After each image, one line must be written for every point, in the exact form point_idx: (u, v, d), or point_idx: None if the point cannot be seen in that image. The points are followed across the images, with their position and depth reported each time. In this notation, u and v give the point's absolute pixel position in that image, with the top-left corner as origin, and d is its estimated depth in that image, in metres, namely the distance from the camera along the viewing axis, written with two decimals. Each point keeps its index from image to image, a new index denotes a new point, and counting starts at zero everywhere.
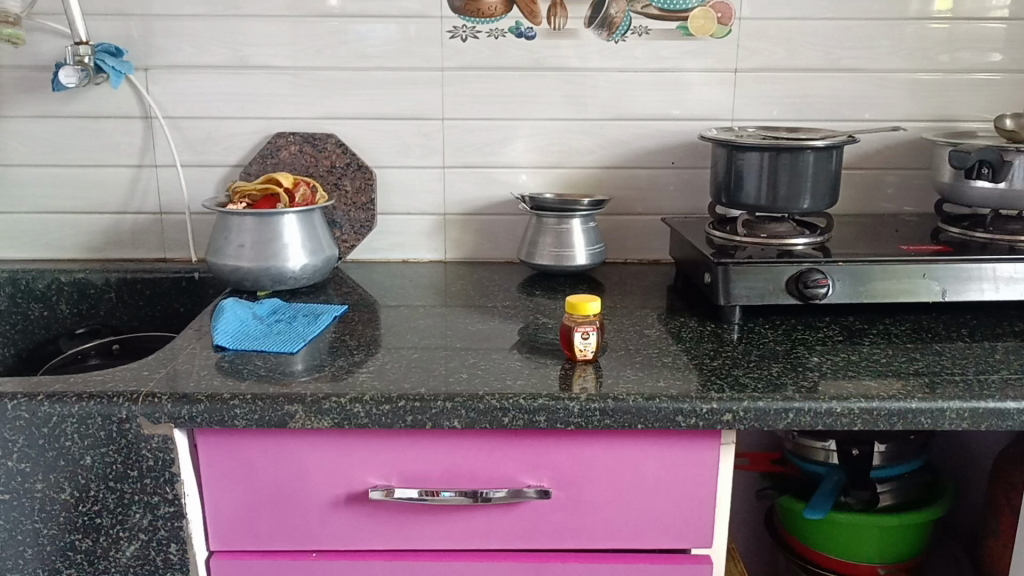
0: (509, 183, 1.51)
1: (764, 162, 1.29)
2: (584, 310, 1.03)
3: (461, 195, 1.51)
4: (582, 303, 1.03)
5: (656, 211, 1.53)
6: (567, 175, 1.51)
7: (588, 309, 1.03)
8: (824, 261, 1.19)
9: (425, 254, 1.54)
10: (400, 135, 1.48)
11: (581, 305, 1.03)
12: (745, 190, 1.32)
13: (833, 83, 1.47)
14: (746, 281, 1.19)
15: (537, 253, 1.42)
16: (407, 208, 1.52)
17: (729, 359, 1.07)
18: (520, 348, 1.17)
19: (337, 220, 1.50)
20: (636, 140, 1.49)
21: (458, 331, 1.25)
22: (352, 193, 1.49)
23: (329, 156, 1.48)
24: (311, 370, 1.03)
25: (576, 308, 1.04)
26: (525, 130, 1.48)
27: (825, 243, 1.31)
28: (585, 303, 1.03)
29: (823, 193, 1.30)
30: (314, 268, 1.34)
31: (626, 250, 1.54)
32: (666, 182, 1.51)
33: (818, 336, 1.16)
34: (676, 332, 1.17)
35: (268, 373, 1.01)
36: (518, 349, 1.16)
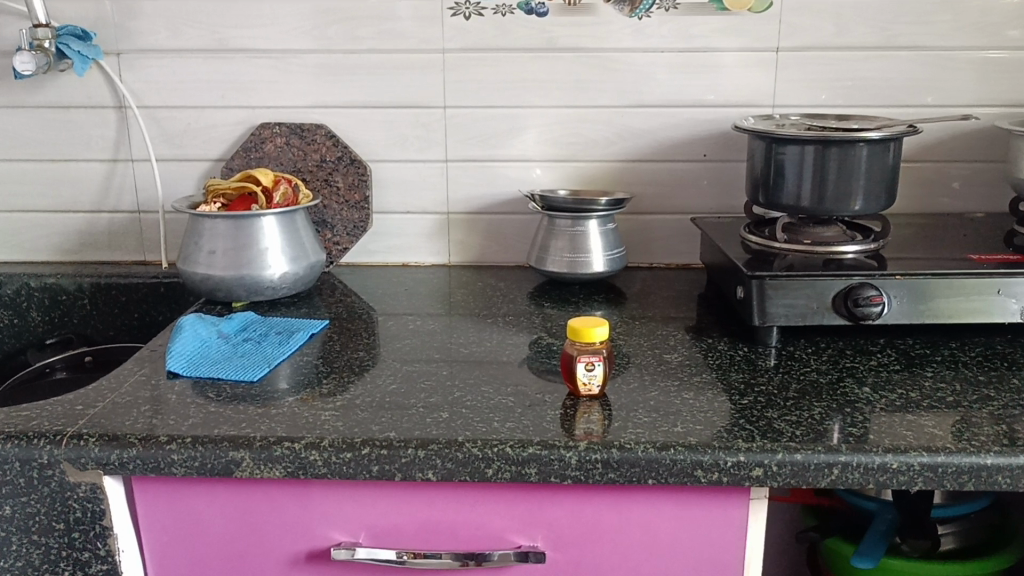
0: (519, 179, 1.35)
1: (809, 156, 1.11)
2: (588, 337, 0.87)
3: (466, 192, 1.36)
4: (585, 329, 0.87)
5: (686, 209, 1.35)
6: (584, 169, 1.34)
7: (593, 337, 0.87)
8: (878, 274, 1.02)
9: (427, 257, 1.40)
10: (396, 125, 1.32)
11: (585, 331, 0.87)
12: (786, 189, 1.14)
13: (890, 63, 1.28)
14: (785, 298, 1.01)
15: (548, 259, 1.26)
16: (406, 207, 1.37)
17: (762, 395, 0.90)
18: (530, 365, 1.02)
19: (326, 221, 1.35)
20: (663, 129, 1.32)
21: (458, 344, 1.10)
22: (343, 191, 1.34)
23: (318, 149, 1.33)
24: (296, 390, 0.92)
25: (579, 335, 0.87)
26: (536, 119, 1.32)
27: (880, 250, 1.13)
28: (589, 329, 0.87)
29: (878, 192, 1.12)
30: (295, 277, 1.19)
31: (651, 254, 1.38)
32: (698, 177, 1.34)
33: (871, 364, 0.98)
34: (702, 357, 1.01)
35: (247, 395, 0.90)
36: (528, 366, 1.01)
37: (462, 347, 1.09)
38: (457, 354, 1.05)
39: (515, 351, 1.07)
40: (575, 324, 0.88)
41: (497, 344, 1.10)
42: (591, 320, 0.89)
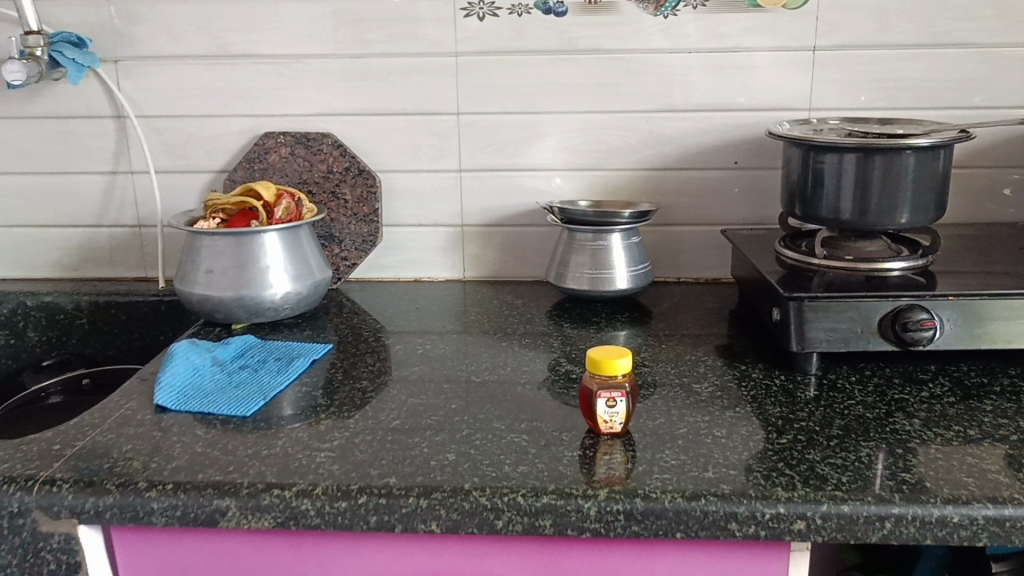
0: (538, 190, 1.27)
1: (851, 165, 1.02)
2: (610, 370, 0.79)
3: (481, 203, 1.28)
4: (608, 361, 0.79)
5: (716, 220, 1.27)
6: (608, 179, 1.26)
7: (615, 370, 0.79)
8: (929, 294, 0.93)
9: (441, 272, 1.32)
10: (407, 133, 1.25)
11: (607, 364, 0.79)
12: (826, 200, 1.05)
13: (938, 62, 1.19)
14: (826, 321, 0.93)
15: (568, 276, 1.18)
16: (418, 219, 1.29)
17: (803, 432, 0.81)
18: (551, 388, 0.94)
19: (334, 235, 1.28)
20: (691, 135, 1.23)
21: (468, 364, 1.01)
22: (352, 203, 1.27)
23: (324, 160, 1.25)
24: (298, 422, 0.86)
25: (600, 367, 0.79)
26: (555, 126, 1.24)
27: (928, 266, 1.04)
28: (612, 361, 0.79)
29: (927, 203, 1.03)
30: (299, 297, 1.12)
31: (680, 267, 1.29)
32: (729, 185, 1.25)
33: (922, 395, 0.89)
34: (736, 385, 0.92)
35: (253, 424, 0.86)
36: (548, 390, 0.93)
37: (471, 367, 1.00)
38: (465, 376, 0.97)
39: (531, 373, 0.99)
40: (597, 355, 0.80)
41: (512, 365, 1.02)
42: (613, 351, 0.81)
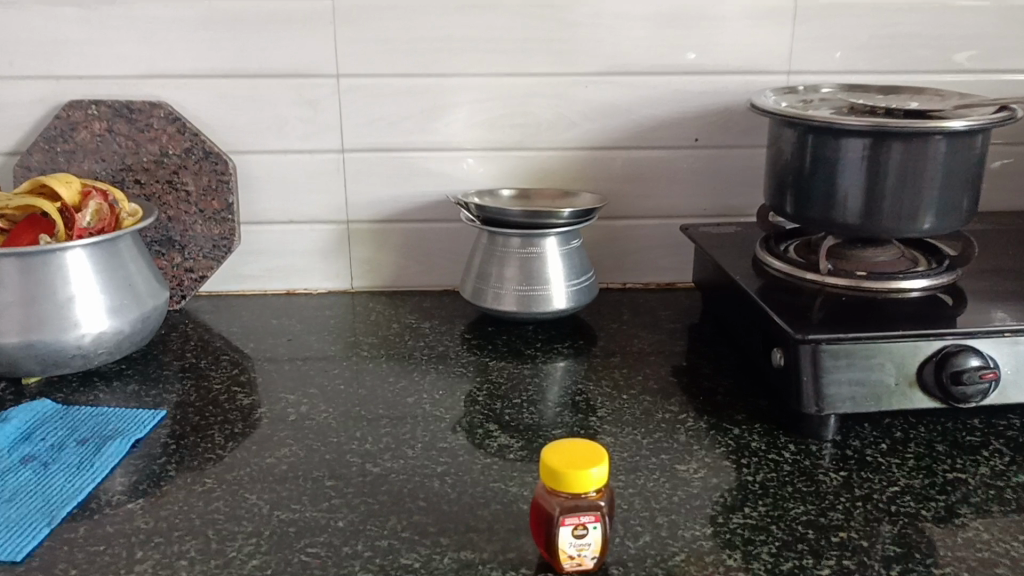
0: (444, 176, 0.98)
1: (864, 152, 0.77)
2: (577, 489, 0.53)
3: (372, 193, 0.98)
4: (576, 475, 0.53)
5: (671, 211, 1.01)
6: (535, 161, 0.98)
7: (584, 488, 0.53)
8: (982, 332, 0.70)
9: (320, 282, 1.02)
10: (270, 101, 0.93)
11: (574, 478, 0.53)
12: (828, 197, 0.81)
13: (943, 15, 0.95)
14: (849, 373, 0.69)
15: (489, 293, 0.90)
16: (288, 215, 0.98)
17: (849, 557, 0.57)
18: (481, 470, 0.67)
19: (174, 240, 0.94)
20: (643, 105, 0.96)
21: (356, 429, 0.72)
22: (195, 197, 0.93)
23: (155, 138, 0.92)
24: (101, 557, 0.57)
25: (562, 482, 0.53)
26: (468, 92, 0.94)
27: (954, 282, 0.81)
28: (581, 475, 0.53)
29: (958, 203, 0.79)
30: (118, 339, 0.81)
31: (626, 270, 1.04)
32: (687, 168, 0.99)
33: (980, 473, 0.66)
34: (734, 464, 0.67)
35: (33, 569, 0.56)
36: (476, 476, 0.66)
37: (357, 434, 0.71)
38: (353, 454, 0.68)
39: (447, 440, 0.71)
40: (557, 460, 0.54)
41: (418, 425, 0.73)
42: (581, 455, 0.55)
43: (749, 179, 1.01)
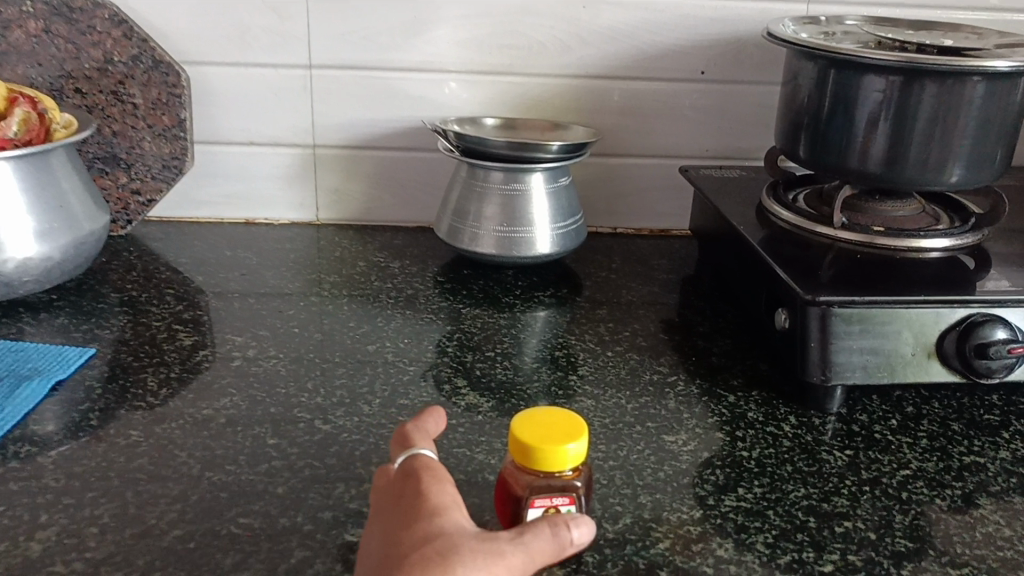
0: (422, 100, 0.88)
1: (891, 92, 0.68)
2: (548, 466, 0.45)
3: (342, 116, 0.88)
4: (548, 450, 0.45)
5: (670, 151, 0.93)
6: (523, 89, 0.89)
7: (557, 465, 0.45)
8: (1013, 301, 0.62)
9: (283, 212, 0.93)
10: (229, 6, 0.83)
11: (544, 454, 0.45)
12: (848, 142, 0.72)
13: None
14: (863, 341, 0.61)
15: (466, 232, 0.81)
16: (248, 136, 0.89)
17: (855, 551, 0.50)
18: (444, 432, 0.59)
19: (120, 157, 0.85)
20: (646, 31, 0.86)
21: (307, 379, 0.65)
22: (143, 110, 0.84)
23: (98, 43, 0.81)
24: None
25: (534, 461, 0.46)
26: (453, 7, 0.85)
27: (979, 243, 0.73)
28: (552, 450, 0.45)
29: (991, 155, 0.71)
30: (47, 267, 0.72)
31: (617, 213, 0.95)
32: (690, 104, 0.90)
33: (1001, 457, 0.59)
34: (728, 437, 0.60)
35: None
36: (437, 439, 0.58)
37: (309, 385, 0.64)
38: (301, 408, 0.61)
39: (408, 396, 0.63)
40: (527, 432, 0.46)
41: (376, 377, 0.66)
42: (558, 428, 0.47)
43: (757, 119, 0.92)
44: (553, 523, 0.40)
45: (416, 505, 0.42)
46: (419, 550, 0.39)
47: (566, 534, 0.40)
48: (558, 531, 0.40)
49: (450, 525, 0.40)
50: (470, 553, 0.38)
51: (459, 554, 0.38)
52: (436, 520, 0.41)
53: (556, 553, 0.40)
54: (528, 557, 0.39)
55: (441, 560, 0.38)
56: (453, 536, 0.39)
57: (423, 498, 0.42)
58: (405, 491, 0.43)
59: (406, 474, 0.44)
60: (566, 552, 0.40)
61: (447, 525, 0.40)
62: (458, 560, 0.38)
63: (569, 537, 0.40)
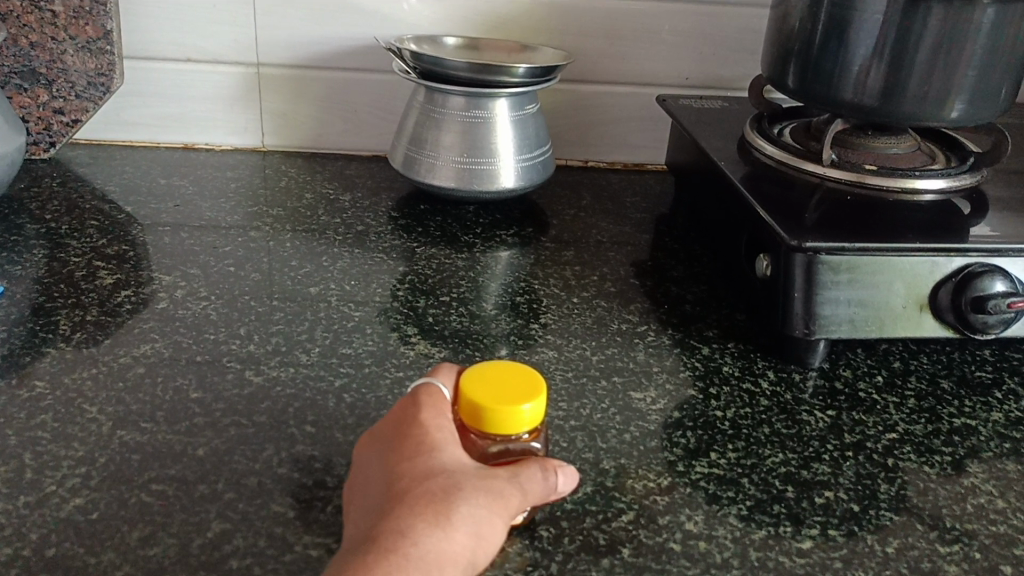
0: (378, 15, 0.80)
1: (892, 15, 0.62)
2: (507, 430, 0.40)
3: (289, 30, 0.80)
4: (504, 411, 0.40)
5: (647, 78, 0.86)
6: (489, 6, 0.81)
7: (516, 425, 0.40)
8: (1016, 251, 0.57)
9: (225, 136, 0.85)
10: None
11: (499, 417, 0.40)
12: (841, 72, 0.66)
13: None
14: (851, 292, 0.56)
15: (423, 163, 0.74)
16: (184, 51, 0.81)
17: (837, 525, 0.46)
18: (389, 385, 0.54)
19: (39, 72, 0.76)
20: None
21: (239, 323, 0.59)
22: (62, 19, 0.75)
23: None
24: None
25: (486, 423, 0.40)
26: None
27: (976, 185, 0.68)
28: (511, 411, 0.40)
29: (995, 90, 0.65)
30: None
31: (589, 145, 0.89)
32: (670, 27, 0.83)
33: (994, 420, 0.55)
34: (701, 394, 0.55)
35: None
36: (381, 393, 0.53)
37: (241, 331, 0.58)
38: (231, 358, 0.55)
39: (351, 344, 0.58)
40: (473, 391, 0.41)
41: (316, 321, 0.60)
42: (512, 385, 0.42)
43: (742, 45, 0.85)
44: (543, 466, 0.40)
45: (416, 437, 0.40)
46: (421, 486, 0.37)
47: (554, 480, 0.40)
48: (547, 475, 0.40)
49: (450, 461, 0.39)
50: (477, 495, 0.37)
51: (462, 493, 0.37)
52: (435, 456, 0.39)
53: (543, 496, 0.40)
54: (525, 497, 0.39)
55: (443, 496, 0.37)
56: (454, 473, 0.38)
57: (424, 430, 0.40)
58: (404, 421, 0.41)
59: (408, 402, 0.42)
60: (549, 496, 0.40)
61: (448, 462, 0.39)
62: (463, 500, 0.37)
63: (555, 483, 0.40)
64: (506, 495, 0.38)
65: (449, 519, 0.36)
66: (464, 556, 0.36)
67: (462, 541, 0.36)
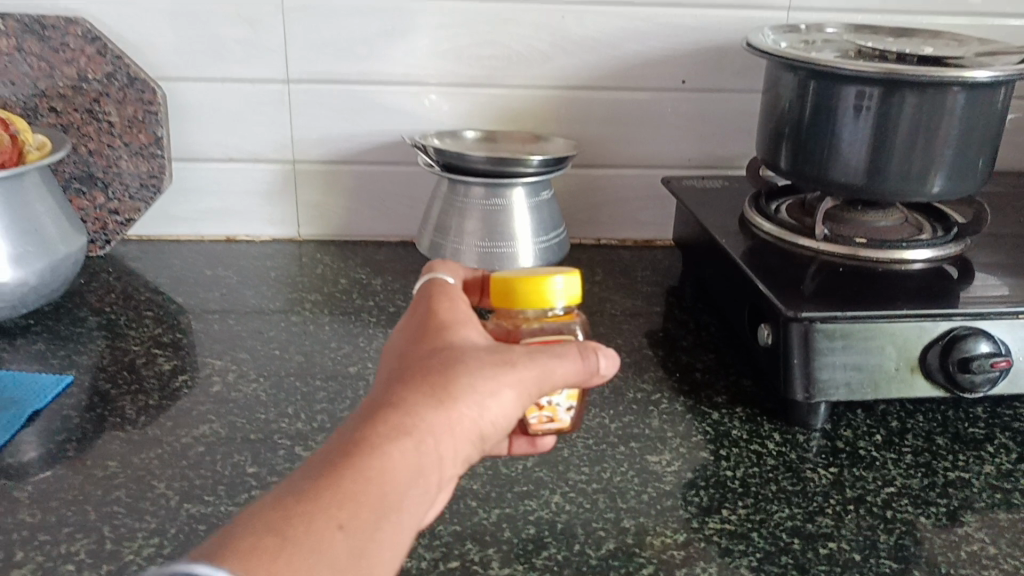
0: (403, 113, 0.88)
1: (872, 103, 0.68)
2: (543, 303, 0.50)
3: (322, 130, 0.88)
4: (534, 282, 0.49)
5: (652, 161, 0.92)
6: (504, 100, 0.88)
7: (551, 300, 0.50)
8: (997, 315, 0.62)
9: (263, 228, 0.92)
10: (204, 21, 0.82)
11: (533, 290, 0.49)
12: (829, 154, 0.72)
13: None
14: (846, 358, 0.61)
15: (447, 248, 0.80)
16: (225, 151, 0.88)
17: (840, 573, 0.50)
18: None
19: (97, 177, 0.84)
20: (626, 40, 0.86)
21: (287, 403, 0.64)
22: (119, 129, 0.83)
23: (72, 60, 0.80)
24: None
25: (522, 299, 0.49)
26: (431, 19, 0.84)
27: (963, 252, 0.73)
28: (544, 285, 0.49)
29: (973, 165, 0.70)
30: (23, 292, 0.71)
31: (601, 225, 0.95)
32: (671, 114, 0.90)
33: (986, 472, 0.59)
34: (712, 456, 0.60)
35: None
36: None
37: (289, 410, 0.63)
38: (281, 435, 0.60)
39: None
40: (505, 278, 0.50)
41: (356, 399, 0.65)
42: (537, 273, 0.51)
43: (739, 128, 0.92)
44: (583, 348, 0.45)
45: (432, 328, 0.45)
46: (425, 364, 0.42)
47: (595, 361, 0.45)
48: (588, 356, 0.45)
49: (461, 343, 0.44)
50: (473, 372, 0.42)
51: (465, 366, 0.42)
52: (446, 340, 0.44)
53: (583, 378, 0.45)
54: (527, 375, 0.43)
55: (447, 369, 0.42)
56: (460, 352, 0.43)
57: (437, 325, 0.45)
58: (420, 324, 0.46)
59: (427, 305, 0.48)
60: (593, 379, 0.45)
61: (456, 344, 0.44)
62: (461, 379, 0.41)
63: (597, 365, 0.45)
64: (503, 373, 0.42)
65: (446, 395, 0.41)
66: (462, 421, 0.41)
67: (463, 408, 0.41)
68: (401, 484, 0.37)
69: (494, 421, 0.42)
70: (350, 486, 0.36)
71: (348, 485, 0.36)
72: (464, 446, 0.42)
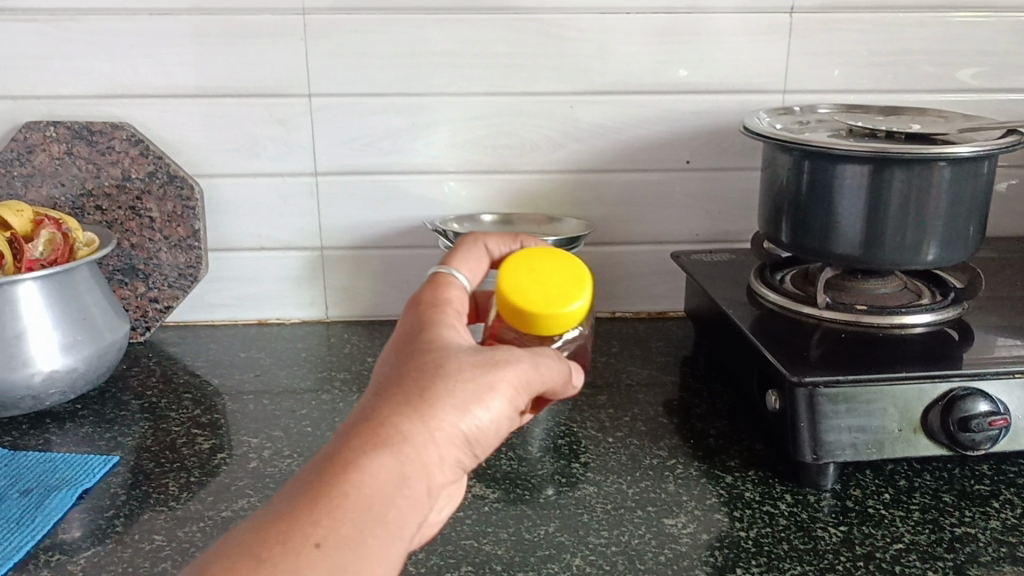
0: (424, 200, 0.93)
1: (864, 179, 0.72)
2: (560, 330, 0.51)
3: (348, 218, 0.93)
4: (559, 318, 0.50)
5: (662, 237, 0.97)
6: (519, 184, 0.93)
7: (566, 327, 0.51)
8: (993, 375, 0.65)
9: (293, 311, 0.97)
10: (239, 122, 0.89)
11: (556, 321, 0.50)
12: (826, 228, 0.76)
13: (949, 31, 0.90)
14: (851, 420, 0.64)
15: None
16: (257, 241, 0.93)
17: None
18: (452, 523, 0.62)
19: (138, 268, 0.90)
20: (632, 126, 0.91)
21: None
22: (159, 223, 0.89)
23: (117, 162, 0.87)
24: None
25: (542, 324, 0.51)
26: (449, 112, 0.90)
27: (961, 315, 0.76)
28: (562, 316, 0.50)
29: (963, 234, 0.74)
30: (72, 378, 0.75)
31: (615, 298, 0.99)
32: (678, 192, 0.95)
33: (992, 527, 0.61)
34: (726, 518, 0.63)
35: None
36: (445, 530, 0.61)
37: None
38: None
39: None
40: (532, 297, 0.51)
41: None
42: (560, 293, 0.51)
43: (744, 203, 0.96)
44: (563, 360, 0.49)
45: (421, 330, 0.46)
46: (409, 374, 0.44)
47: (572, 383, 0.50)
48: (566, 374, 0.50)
49: (447, 346, 0.45)
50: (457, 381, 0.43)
51: (444, 376, 0.43)
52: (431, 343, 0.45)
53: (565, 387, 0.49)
54: (508, 382, 0.44)
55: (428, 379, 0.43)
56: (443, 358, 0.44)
57: (425, 327, 0.46)
58: (416, 323, 0.47)
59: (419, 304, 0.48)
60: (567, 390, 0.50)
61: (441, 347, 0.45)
62: (438, 389, 0.43)
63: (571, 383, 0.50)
64: (485, 381, 0.44)
65: (423, 405, 0.42)
66: (443, 431, 0.42)
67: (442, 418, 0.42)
68: (381, 495, 0.40)
69: (479, 426, 0.44)
70: (324, 507, 0.39)
71: (326, 505, 0.40)
72: (451, 453, 0.43)
